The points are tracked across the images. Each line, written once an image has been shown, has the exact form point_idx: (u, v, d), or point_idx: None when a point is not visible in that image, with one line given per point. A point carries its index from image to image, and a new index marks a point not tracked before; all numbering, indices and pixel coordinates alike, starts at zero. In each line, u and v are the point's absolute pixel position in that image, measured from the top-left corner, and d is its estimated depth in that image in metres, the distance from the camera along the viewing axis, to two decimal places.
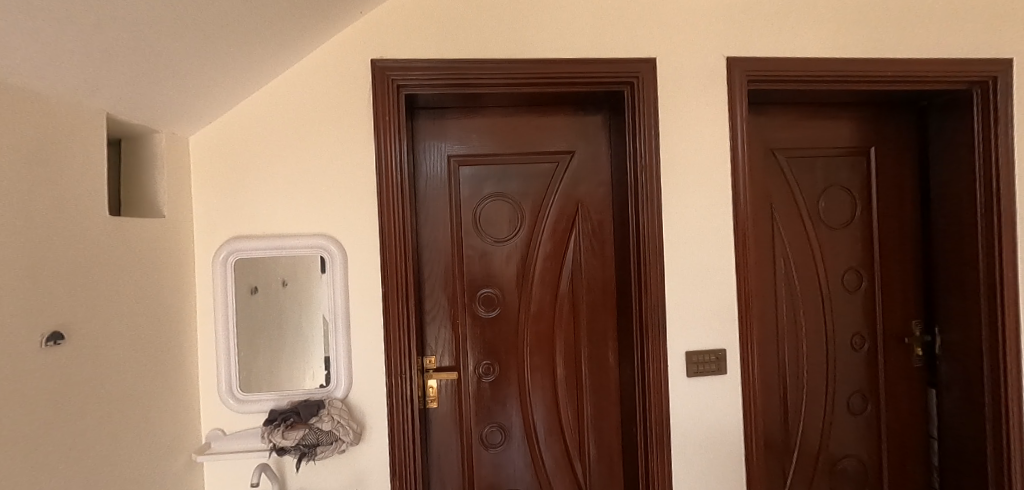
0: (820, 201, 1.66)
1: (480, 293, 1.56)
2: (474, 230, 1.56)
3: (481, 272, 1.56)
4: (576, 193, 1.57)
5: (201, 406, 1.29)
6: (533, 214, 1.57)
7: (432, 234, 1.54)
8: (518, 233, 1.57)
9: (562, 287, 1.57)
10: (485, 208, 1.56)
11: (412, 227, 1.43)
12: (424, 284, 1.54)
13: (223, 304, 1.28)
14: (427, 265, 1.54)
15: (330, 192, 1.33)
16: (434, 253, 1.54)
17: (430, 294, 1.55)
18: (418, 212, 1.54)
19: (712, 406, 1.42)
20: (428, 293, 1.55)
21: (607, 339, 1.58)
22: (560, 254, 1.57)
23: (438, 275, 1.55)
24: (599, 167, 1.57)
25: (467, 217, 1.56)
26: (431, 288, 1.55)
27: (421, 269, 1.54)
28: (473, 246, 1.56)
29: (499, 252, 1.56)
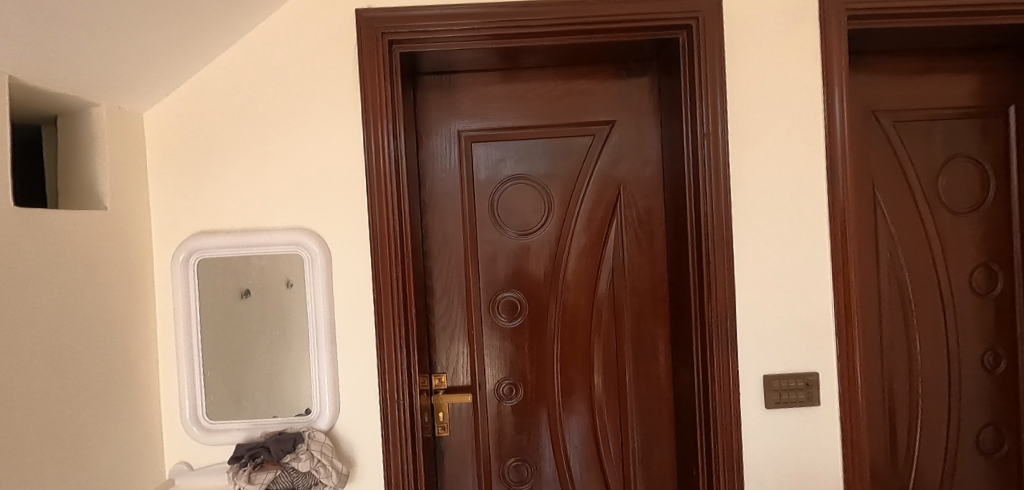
0: (938, 177, 1.28)
1: (499, 300, 1.28)
2: (492, 223, 1.28)
3: (501, 273, 1.28)
4: (617, 175, 1.26)
5: (165, 434, 1.09)
6: (564, 202, 1.27)
7: (441, 228, 1.28)
8: (545, 224, 1.28)
9: (600, 292, 1.28)
10: (505, 196, 1.28)
11: (413, 219, 1.17)
12: (432, 288, 1.28)
13: (186, 315, 1.06)
14: (435, 265, 1.28)
15: (309, 177, 1.08)
16: (443, 251, 1.28)
17: (440, 300, 1.28)
18: (424, 200, 1.27)
19: (801, 447, 1.09)
20: (438, 299, 1.28)
21: (657, 356, 1.27)
22: (598, 250, 1.27)
23: (449, 277, 1.28)
24: (646, 141, 1.26)
25: (483, 207, 1.28)
26: (441, 293, 1.28)
27: (429, 270, 1.28)
28: (490, 241, 1.28)
29: (523, 249, 1.28)
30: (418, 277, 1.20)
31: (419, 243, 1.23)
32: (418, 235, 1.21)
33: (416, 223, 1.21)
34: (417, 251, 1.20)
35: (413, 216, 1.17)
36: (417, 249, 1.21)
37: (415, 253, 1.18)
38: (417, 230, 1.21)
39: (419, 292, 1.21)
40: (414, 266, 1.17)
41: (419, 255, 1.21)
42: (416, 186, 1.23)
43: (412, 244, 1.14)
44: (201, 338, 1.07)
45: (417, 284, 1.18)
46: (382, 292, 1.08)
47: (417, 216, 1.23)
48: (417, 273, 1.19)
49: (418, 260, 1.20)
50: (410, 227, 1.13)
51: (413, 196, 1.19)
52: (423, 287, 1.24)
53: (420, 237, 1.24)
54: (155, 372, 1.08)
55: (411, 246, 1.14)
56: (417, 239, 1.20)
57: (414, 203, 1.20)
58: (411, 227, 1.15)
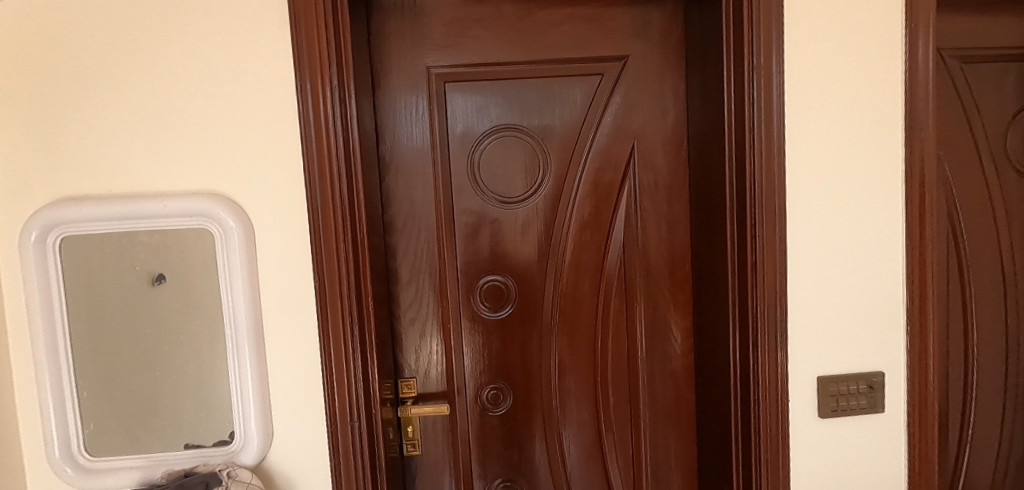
0: (1007, 132, 1.07)
1: (482, 285, 1.02)
2: (473, 188, 1.01)
3: (483, 252, 1.02)
4: (630, 127, 1.00)
5: (31, 477, 0.80)
6: (564, 162, 1.01)
7: (404, 195, 0.99)
8: (540, 190, 1.01)
9: (608, 274, 1.03)
10: (489, 155, 1.01)
11: (368, 182, 0.89)
12: (396, 272, 1.01)
13: (46, 317, 0.76)
14: (399, 241, 1.00)
15: (220, 122, 0.78)
16: (408, 223, 1.00)
17: (407, 286, 1.01)
18: (384, 159, 0.98)
19: (857, 462, 0.89)
20: (403, 284, 1.01)
21: (676, 350, 1.04)
22: (604, 221, 1.02)
23: (416, 257, 1.01)
24: (667, 84, 1.00)
25: (460, 168, 1.00)
26: (407, 278, 1.01)
27: (391, 248, 1.00)
28: (470, 212, 1.01)
29: (512, 222, 1.01)
30: (377, 259, 0.92)
31: (377, 213, 0.94)
32: (375, 203, 0.93)
33: (373, 187, 0.92)
34: (375, 225, 0.92)
35: (368, 178, 0.89)
36: (375, 222, 0.93)
37: (372, 228, 0.90)
38: (373, 196, 0.92)
39: (379, 278, 0.93)
40: (372, 245, 0.89)
41: (377, 230, 0.93)
42: (371, 140, 0.94)
43: (367, 216, 0.86)
44: (73, 347, 0.77)
45: (375, 269, 0.91)
46: (326, 280, 0.80)
47: (374, 178, 0.94)
48: (375, 254, 0.91)
49: (376, 236, 0.93)
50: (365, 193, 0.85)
51: (367, 151, 0.90)
52: (384, 271, 0.97)
53: (378, 207, 0.95)
54: (10, 393, 0.78)
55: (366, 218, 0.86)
56: (374, 208, 0.92)
57: (369, 161, 0.91)
58: (366, 193, 0.86)
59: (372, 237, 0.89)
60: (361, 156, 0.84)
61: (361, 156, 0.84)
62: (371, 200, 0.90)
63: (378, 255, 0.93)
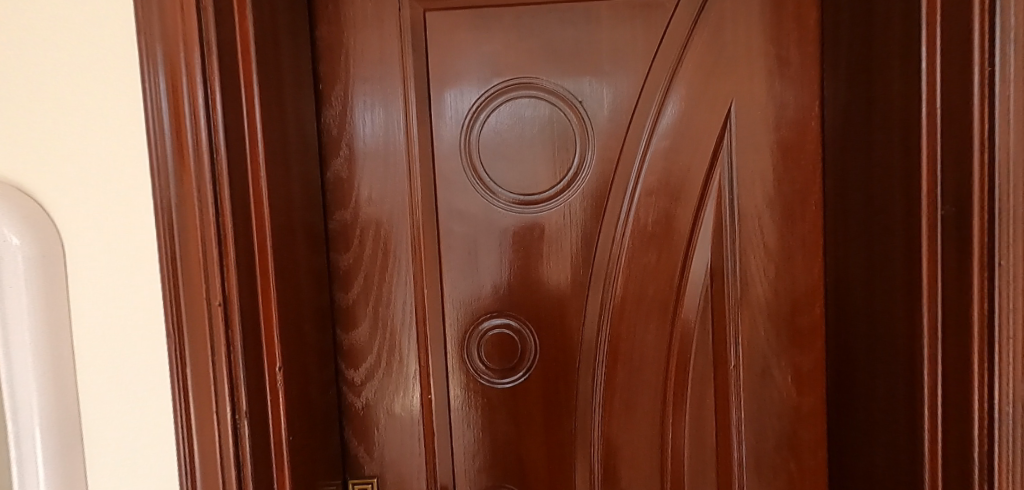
0: None
1: (483, 334, 0.65)
2: (470, 181, 0.64)
3: (485, 282, 0.65)
4: (726, 84, 0.62)
5: None
6: (616, 141, 0.63)
7: (361, 190, 0.63)
8: (577, 185, 0.64)
9: (685, 320, 0.64)
10: (496, 128, 0.63)
11: (290, 167, 0.53)
12: (350, 312, 0.64)
13: None
14: (352, 263, 0.64)
15: (20, 61, 0.45)
16: (366, 236, 0.64)
17: (364, 333, 0.65)
18: (330, 133, 0.63)
19: None
20: (358, 331, 0.65)
21: (794, 444, 0.64)
22: (680, 235, 0.63)
23: (377, 288, 0.64)
24: (788, 14, 0.61)
25: (449, 150, 0.64)
26: (363, 320, 0.64)
27: (340, 274, 0.64)
28: (464, 218, 0.64)
29: (531, 234, 0.64)
30: (309, 295, 0.57)
31: (314, 219, 0.59)
32: (308, 203, 0.57)
33: (305, 177, 0.57)
34: (306, 238, 0.56)
35: (290, 161, 0.53)
36: (308, 234, 0.57)
37: (298, 245, 0.54)
38: (304, 190, 0.56)
39: (311, 325, 0.57)
40: (293, 274, 0.53)
41: (311, 247, 0.58)
42: (307, 102, 0.59)
43: (280, 224, 0.50)
44: None
45: (304, 311, 0.55)
46: (191, 341, 0.44)
47: (311, 162, 0.59)
48: (304, 286, 0.55)
49: (309, 257, 0.57)
50: (272, 186, 0.49)
51: (293, 117, 0.55)
52: (323, 312, 0.61)
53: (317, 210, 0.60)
54: None
55: (279, 227, 0.50)
56: (306, 210, 0.56)
57: (298, 134, 0.56)
58: (279, 185, 0.50)
59: (296, 260, 0.53)
60: (270, 124, 0.49)
61: (269, 123, 0.49)
62: (297, 198, 0.54)
63: (311, 287, 0.58)
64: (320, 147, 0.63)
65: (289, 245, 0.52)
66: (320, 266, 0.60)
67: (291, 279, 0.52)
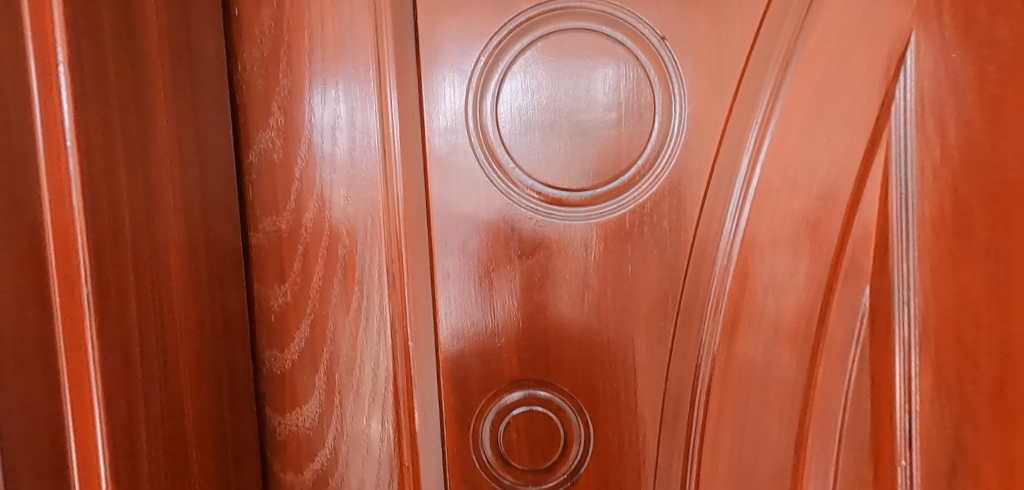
0: None
1: (504, 416, 0.40)
2: (482, 168, 0.40)
3: (505, 331, 0.40)
4: (901, 7, 0.38)
5: None
6: (719, 103, 0.39)
7: (303, 185, 0.38)
8: (656, 174, 0.39)
9: (825, 390, 0.40)
10: (524, 83, 0.39)
11: (157, 139, 0.29)
12: (288, 382, 0.39)
13: None
14: (290, 304, 0.39)
15: None
16: (312, 260, 0.39)
17: (309, 417, 0.40)
18: (251, 89, 0.38)
19: None
20: (300, 414, 0.40)
21: None
22: (820, 255, 0.39)
23: (330, 343, 0.39)
24: None
25: (449, 119, 0.39)
26: (306, 395, 0.40)
27: (269, 323, 0.39)
28: (471, 229, 0.40)
29: (579, 255, 0.40)
30: (202, 369, 0.32)
31: (220, 233, 0.35)
32: (204, 205, 0.33)
33: (200, 161, 0.33)
34: (196, 266, 0.32)
35: (160, 129, 0.29)
36: (205, 259, 0.33)
37: (177, 281, 0.30)
38: (198, 183, 0.32)
39: (207, 422, 0.32)
40: (165, 336, 0.29)
41: (209, 283, 0.33)
42: (210, 35, 0.35)
43: (131, 245, 0.26)
44: None
45: (193, 399, 0.31)
46: None
47: (215, 137, 0.35)
48: (198, 353, 0.32)
49: (206, 300, 0.33)
50: (105, 173, 0.25)
51: (170, 52, 0.30)
52: (239, 388, 0.36)
53: (225, 218, 0.35)
54: None
55: (122, 252, 0.26)
56: (198, 218, 0.32)
57: (187, 85, 0.32)
58: (125, 172, 0.26)
59: (171, 310, 0.29)
60: (100, 52, 0.25)
61: (99, 51, 0.25)
62: (173, 195, 0.30)
63: (211, 352, 0.33)
64: (232, 113, 0.38)
65: (155, 284, 0.28)
66: (229, 313, 0.35)
67: (159, 347, 0.28)
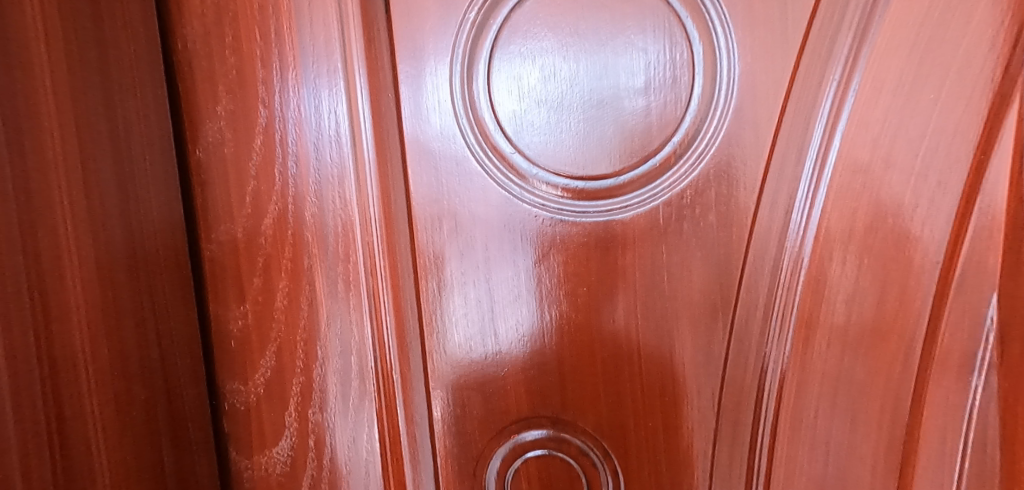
0: None
1: (512, 460, 0.33)
2: (476, 156, 0.31)
3: (509, 358, 0.32)
4: None
5: None
6: (784, 54, 0.29)
7: (259, 184, 0.30)
8: (698, 154, 0.30)
9: (932, 431, 0.31)
10: (524, 45, 0.30)
11: (46, 131, 0.22)
12: (254, 420, 0.32)
13: None
14: (251, 327, 0.32)
15: None
16: (274, 274, 0.31)
17: (281, 461, 0.32)
18: (189, 67, 0.30)
19: None
20: (269, 457, 0.33)
21: None
22: (926, 254, 0.30)
23: (299, 375, 0.32)
24: None
25: (428, 97, 0.31)
26: (274, 439, 0.32)
27: (226, 351, 0.32)
28: (461, 233, 0.32)
29: (599, 261, 0.31)
30: (123, 417, 0.26)
31: (150, 246, 0.28)
32: (124, 214, 0.27)
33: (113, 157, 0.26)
34: (112, 291, 0.25)
35: (49, 119, 0.23)
36: (126, 279, 0.26)
37: (80, 315, 0.23)
38: (115, 187, 0.26)
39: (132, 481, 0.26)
40: (62, 387, 0.22)
41: (132, 310, 0.27)
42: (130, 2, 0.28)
43: (18, 274, 0.20)
44: None
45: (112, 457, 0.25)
46: None
47: (139, 128, 0.28)
48: (118, 397, 0.25)
49: (128, 331, 0.26)
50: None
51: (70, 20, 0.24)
52: (181, 435, 0.30)
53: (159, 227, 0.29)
54: None
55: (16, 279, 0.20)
56: (114, 229, 0.26)
57: (95, 62, 0.25)
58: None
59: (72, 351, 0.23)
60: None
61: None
62: (74, 204, 0.23)
63: (140, 395, 0.27)
64: (167, 97, 0.30)
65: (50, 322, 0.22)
66: (168, 343, 0.29)
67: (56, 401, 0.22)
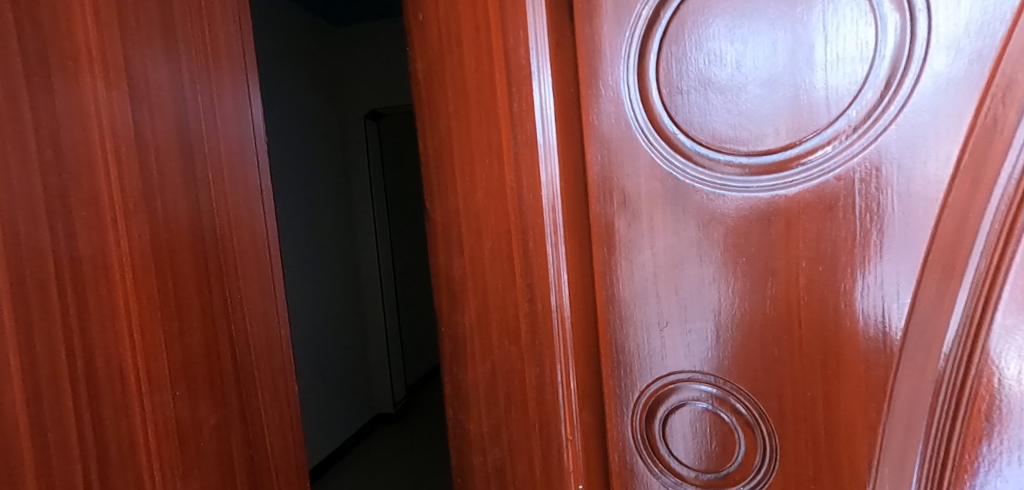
0: None
1: (671, 404, 0.38)
2: (646, 137, 0.35)
3: (669, 317, 0.36)
4: None
5: None
6: (999, 11, 0.26)
7: (474, 167, 0.40)
8: (878, 123, 0.30)
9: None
10: (693, 33, 0.33)
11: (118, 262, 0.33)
12: (468, 342, 0.43)
13: None
14: (467, 273, 0.42)
15: None
16: (483, 236, 0.40)
17: (483, 378, 0.42)
18: (433, 82, 0.41)
19: None
20: (476, 372, 0.43)
21: None
22: None
23: (499, 315, 0.40)
24: None
25: (608, 82, 0.36)
26: (484, 357, 0.42)
27: (453, 287, 0.43)
28: (628, 206, 0.37)
29: (762, 232, 0.33)
30: (190, 446, 0.37)
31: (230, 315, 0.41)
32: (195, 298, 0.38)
33: (204, 269, 0.38)
34: (181, 360, 0.36)
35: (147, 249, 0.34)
36: (201, 347, 0.38)
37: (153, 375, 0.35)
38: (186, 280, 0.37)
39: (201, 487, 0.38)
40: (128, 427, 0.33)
41: (218, 372, 0.39)
42: (226, 142, 0.41)
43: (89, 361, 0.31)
44: None
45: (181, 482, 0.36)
46: None
47: (224, 236, 0.40)
48: (195, 433, 0.37)
49: (212, 385, 0.39)
50: (50, 264, 0.28)
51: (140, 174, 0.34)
52: (256, 451, 0.42)
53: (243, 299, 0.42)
54: None
55: (81, 344, 0.30)
56: (206, 319, 0.38)
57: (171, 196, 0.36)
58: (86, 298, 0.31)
59: (134, 404, 0.33)
60: (42, 59, 0.29)
61: (38, 54, 0.29)
62: (158, 301, 0.35)
63: (210, 425, 0.38)
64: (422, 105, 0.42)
65: (131, 389, 0.33)
66: (250, 394, 0.42)
67: (120, 443, 0.33)
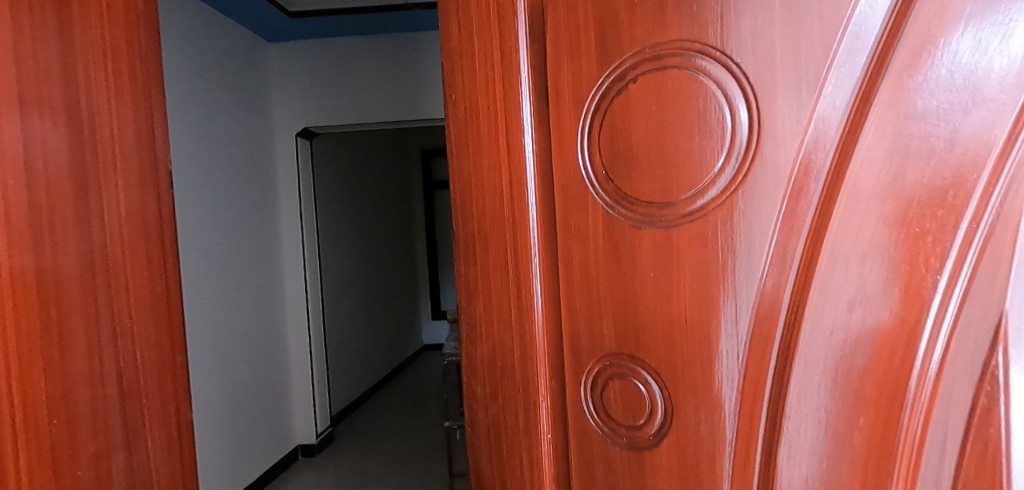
0: None
1: (604, 372, 0.54)
2: (592, 185, 0.53)
3: (605, 310, 0.53)
4: None
5: None
6: (796, 124, 0.46)
7: (485, 199, 0.55)
8: (734, 183, 0.48)
9: (909, 377, 0.46)
10: (620, 123, 0.51)
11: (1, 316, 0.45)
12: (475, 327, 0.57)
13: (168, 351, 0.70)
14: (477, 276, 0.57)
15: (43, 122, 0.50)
16: (490, 249, 0.55)
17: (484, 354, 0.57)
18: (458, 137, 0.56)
19: None
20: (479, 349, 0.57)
21: None
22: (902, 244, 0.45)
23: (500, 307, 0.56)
24: None
25: (571, 147, 0.53)
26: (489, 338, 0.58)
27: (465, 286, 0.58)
28: (580, 233, 0.54)
29: (664, 253, 0.51)
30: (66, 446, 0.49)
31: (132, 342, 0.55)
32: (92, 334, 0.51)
33: (96, 321, 0.52)
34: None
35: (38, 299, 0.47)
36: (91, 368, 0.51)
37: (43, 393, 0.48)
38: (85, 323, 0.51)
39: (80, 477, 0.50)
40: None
41: (103, 385, 0.52)
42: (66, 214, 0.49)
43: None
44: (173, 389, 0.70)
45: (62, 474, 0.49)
46: None
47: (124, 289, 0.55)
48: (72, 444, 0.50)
49: (95, 409, 0.51)
50: (10, 303, 0.45)
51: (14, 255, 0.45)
52: (138, 450, 0.56)
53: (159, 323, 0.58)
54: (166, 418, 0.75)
55: None
56: (93, 364, 0.51)
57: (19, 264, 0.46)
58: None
59: None
60: None
61: None
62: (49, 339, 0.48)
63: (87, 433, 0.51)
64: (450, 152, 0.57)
65: None
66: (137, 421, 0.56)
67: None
